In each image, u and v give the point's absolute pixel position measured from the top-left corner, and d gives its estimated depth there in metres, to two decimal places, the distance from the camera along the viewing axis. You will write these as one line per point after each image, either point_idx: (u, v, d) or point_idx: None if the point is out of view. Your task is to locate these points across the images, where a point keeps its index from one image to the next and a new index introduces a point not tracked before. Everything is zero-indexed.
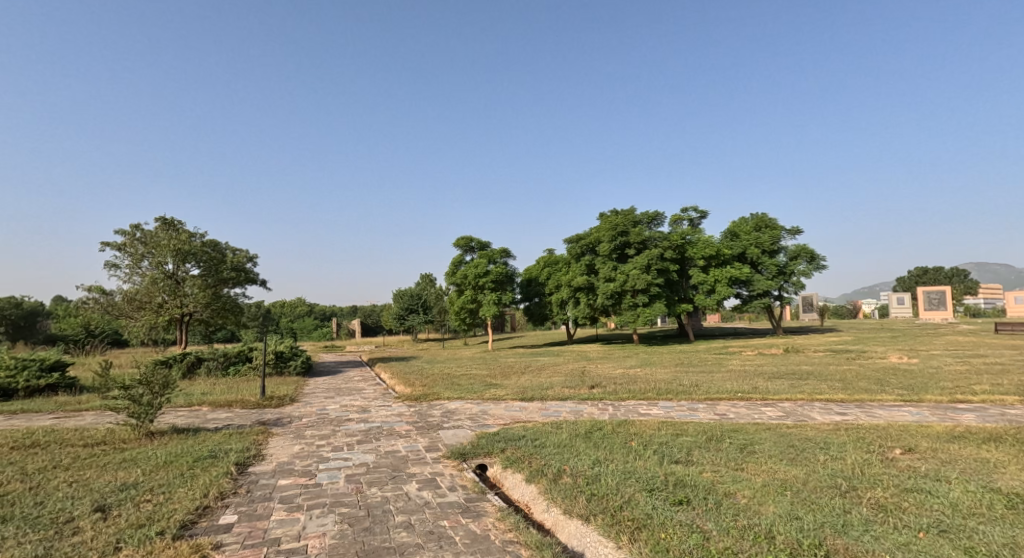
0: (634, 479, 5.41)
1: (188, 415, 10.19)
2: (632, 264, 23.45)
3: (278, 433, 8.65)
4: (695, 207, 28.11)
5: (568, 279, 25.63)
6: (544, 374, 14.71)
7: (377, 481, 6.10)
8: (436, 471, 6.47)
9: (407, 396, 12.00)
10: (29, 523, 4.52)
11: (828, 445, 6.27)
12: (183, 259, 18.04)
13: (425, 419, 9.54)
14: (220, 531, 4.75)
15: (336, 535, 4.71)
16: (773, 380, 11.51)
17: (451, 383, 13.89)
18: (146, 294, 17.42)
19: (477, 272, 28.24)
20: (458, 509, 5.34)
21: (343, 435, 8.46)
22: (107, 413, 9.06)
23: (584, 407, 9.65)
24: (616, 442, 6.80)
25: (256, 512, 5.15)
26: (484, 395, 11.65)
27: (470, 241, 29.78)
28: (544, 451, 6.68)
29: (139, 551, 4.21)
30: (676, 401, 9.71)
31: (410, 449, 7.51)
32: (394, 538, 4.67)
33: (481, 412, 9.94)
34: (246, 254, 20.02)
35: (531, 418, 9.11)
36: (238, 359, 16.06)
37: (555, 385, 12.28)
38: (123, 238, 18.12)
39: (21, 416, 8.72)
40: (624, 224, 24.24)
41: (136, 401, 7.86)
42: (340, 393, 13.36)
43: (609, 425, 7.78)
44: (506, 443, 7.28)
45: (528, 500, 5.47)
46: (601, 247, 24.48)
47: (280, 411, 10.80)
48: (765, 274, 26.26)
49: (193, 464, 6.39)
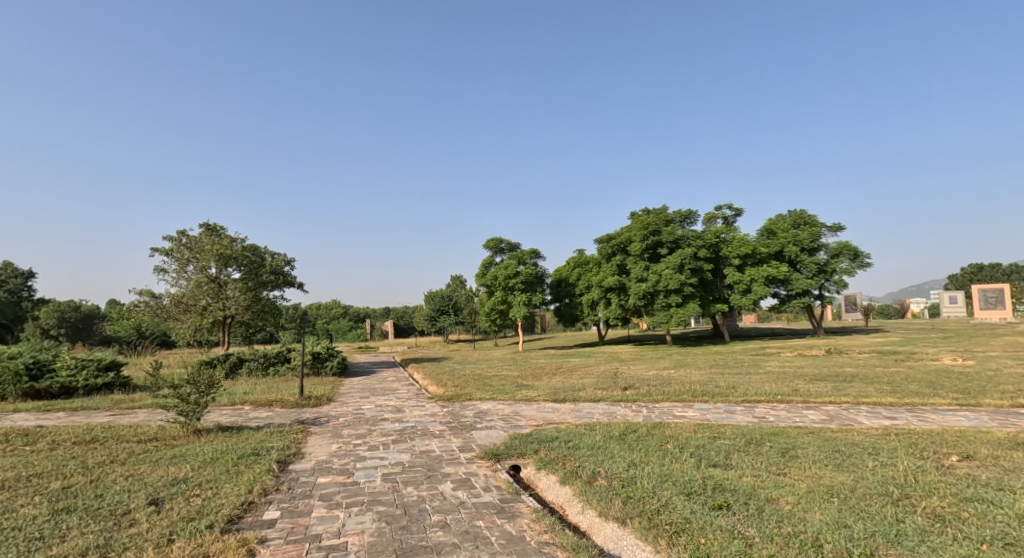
0: (671, 483, 5.32)
1: (232, 414, 10.54)
2: (665, 264, 23.09)
3: (317, 431, 8.85)
4: (729, 205, 27.48)
5: (599, 279, 25.42)
6: (577, 375, 14.61)
7: (413, 480, 6.18)
8: (471, 471, 6.51)
9: (440, 396, 12.12)
10: (91, 515, 4.74)
11: (878, 451, 6.04)
12: (226, 263, 18.66)
13: (458, 420, 9.60)
14: (264, 526, 4.89)
15: (374, 534, 4.78)
16: (815, 382, 11.17)
17: (484, 384, 13.96)
18: (191, 297, 18.13)
19: (508, 273, 28.29)
20: (494, 509, 5.35)
21: (379, 435, 8.59)
22: (158, 411, 9.46)
23: (617, 409, 9.57)
24: (651, 444, 6.72)
25: (298, 509, 5.29)
26: (516, 396, 11.65)
27: (499, 242, 29.93)
28: (578, 453, 6.65)
29: (190, 544, 4.37)
30: (712, 403, 9.53)
31: (445, 448, 7.58)
32: (431, 538, 4.72)
33: (513, 413, 9.95)
34: (284, 257, 20.59)
35: (563, 420, 9.08)
36: (278, 360, 16.55)
37: (587, 386, 12.20)
38: (170, 244, 18.83)
39: (80, 413, 9.17)
40: (656, 224, 23.93)
41: (184, 399, 8.20)
42: (375, 393, 13.60)
43: (644, 427, 7.68)
44: (539, 444, 7.26)
45: (563, 502, 5.44)
46: (632, 246, 24.19)
47: (318, 410, 11.03)
48: (805, 273, 25.47)
49: (237, 461, 6.60)
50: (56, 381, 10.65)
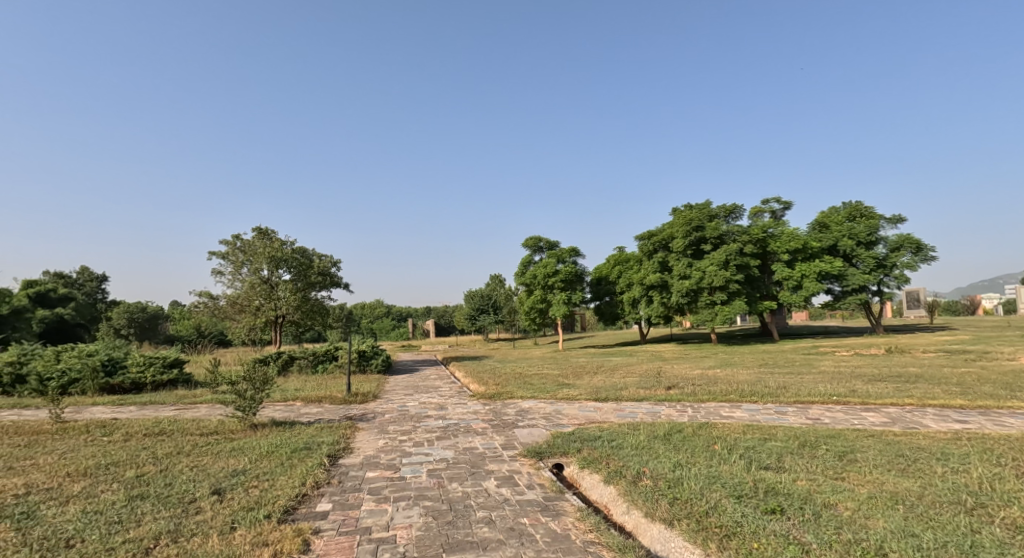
0: (720, 484, 5.23)
1: (285, 409, 10.99)
2: (709, 260, 22.54)
3: (364, 427, 9.11)
4: (777, 198, 26.57)
5: (640, 277, 25.11)
6: (620, 374, 14.51)
7: (457, 477, 6.30)
8: (514, 469, 6.58)
9: (482, 394, 12.25)
10: (162, 501, 5.06)
11: (947, 456, 5.75)
12: (277, 264, 19.40)
13: (501, 418, 9.71)
14: (318, 517, 5.09)
15: (422, 528, 4.91)
16: (874, 383, 10.69)
17: (525, 382, 14.04)
18: (246, 298, 18.94)
19: (547, 272, 28.26)
20: (538, 507, 5.40)
21: (424, 431, 8.77)
22: (218, 406, 9.95)
23: (661, 408, 9.45)
24: (698, 445, 6.60)
25: (349, 502, 5.48)
26: (558, 395, 11.65)
27: (538, 241, 29.99)
28: (621, 453, 6.60)
29: (251, 532, 4.60)
30: (762, 403, 9.29)
31: (488, 446, 7.67)
32: (478, 533, 4.80)
33: (555, 412, 9.95)
34: (331, 259, 21.19)
35: (606, 419, 9.03)
36: (326, 358, 17.06)
37: (629, 385, 12.08)
38: (226, 248, 19.74)
39: (149, 407, 9.76)
40: (699, 219, 23.42)
41: (241, 395, 8.61)
42: (419, 390, 13.88)
43: (690, 427, 7.57)
44: (582, 443, 7.25)
45: (607, 501, 5.43)
46: (675, 243, 23.71)
47: (365, 407, 11.34)
48: (861, 268, 24.36)
49: (291, 455, 6.88)
50: (127, 377, 11.35)
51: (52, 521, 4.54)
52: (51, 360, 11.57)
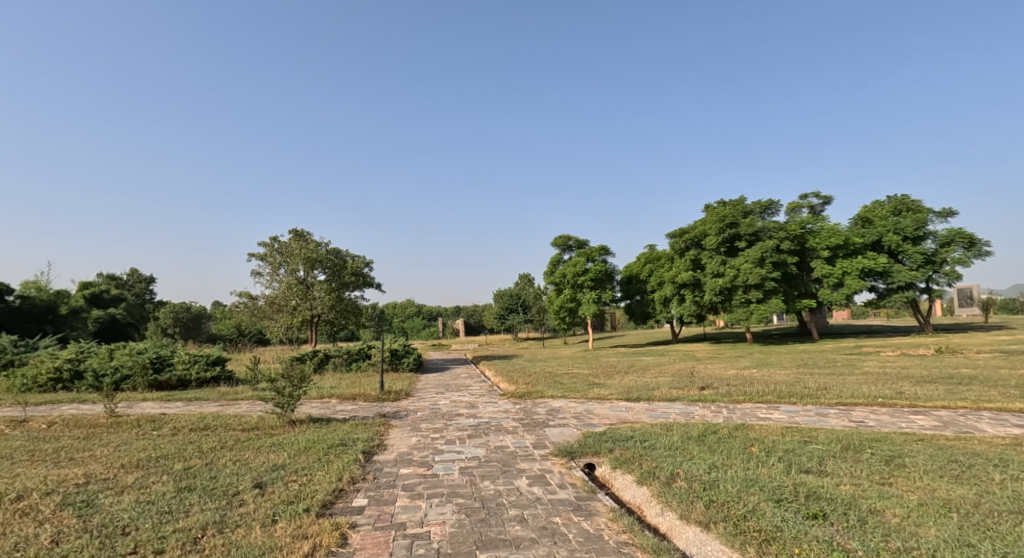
0: (758, 488, 5.12)
1: (321, 406, 11.25)
2: (744, 257, 22.06)
3: (397, 425, 9.26)
4: (816, 193, 25.81)
5: (671, 275, 24.76)
6: (652, 374, 14.34)
7: (489, 475, 6.34)
8: (545, 468, 6.59)
9: (512, 393, 12.28)
10: (208, 493, 5.27)
11: (1004, 463, 5.50)
12: (312, 265, 19.87)
13: (531, 417, 9.72)
14: (355, 512, 5.21)
15: (455, 525, 4.96)
16: (923, 385, 10.28)
17: (555, 381, 14.03)
18: (283, 298, 19.45)
19: (577, 271, 28.14)
20: (570, 507, 5.40)
21: (455, 429, 8.85)
22: (258, 403, 10.27)
23: (695, 409, 9.31)
24: (734, 446, 6.48)
25: (384, 498, 5.58)
26: (588, 394, 11.59)
27: (568, 241, 29.92)
28: (654, 453, 6.54)
29: (292, 525, 4.74)
30: (801, 405, 9.06)
31: (519, 445, 7.70)
32: (510, 531, 4.83)
33: (586, 412, 9.92)
34: (364, 259, 21.57)
35: (638, 419, 8.95)
36: (360, 356, 17.37)
37: (661, 385, 11.94)
38: (264, 249, 20.31)
39: (194, 403, 10.13)
40: (733, 216, 22.96)
41: (281, 392, 8.85)
42: (450, 389, 14.01)
43: (725, 428, 7.44)
44: (614, 443, 7.20)
45: (640, 502, 5.38)
46: (708, 240, 23.28)
47: (398, 405, 11.52)
48: (908, 264, 23.44)
49: (328, 451, 7.05)
50: (174, 374, 11.81)
51: (108, 510, 4.77)
52: (104, 358, 12.13)
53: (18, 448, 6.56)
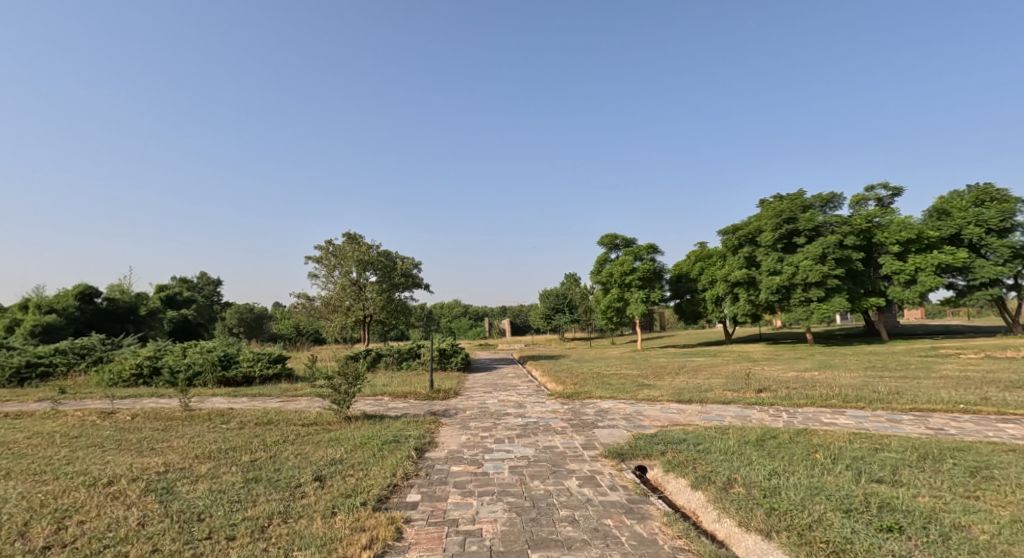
0: (823, 496, 4.90)
1: (374, 404, 11.57)
2: (804, 254, 21.11)
3: (446, 423, 9.39)
4: (885, 183, 24.39)
5: (724, 273, 24.05)
6: (704, 375, 13.91)
7: (539, 475, 6.34)
8: (595, 469, 6.52)
9: (559, 394, 12.22)
10: (274, 484, 5.52)
11: None
12: (365, 267, 20.44)
13: (580, 417, 9.66)
14: (409, 507, 5.33)
15: (506, 523, 4.99)
16: (1010, 391, 9.53)
17: (603, 382, 13.86)
18: (338, 299, 20.11)
19: (625, 271, 27.75)
20: (622, 509, 5.33)
21: (504, 429, 8.89)
22: (317, 399, 10.66)
23: (751, 412, 8.99)
24: (797, 452, 6.22)
25: (436, 494, 5.68)
26: (638, 395, 11.40)
27: (615, 239, 29.56)
28: (709, 457, 6.35)
29: (351, 517, 4.89)
30: (868, 410, 8.59)
31: (568, 445, 7.65)
32: (561, 532, 4.81)
33: (636, 413, 9.77)
34: (413, 261, 21.99)
35: (691, 421, 8.73)
36: (410, 355, 17.73)
37: (715, 386, 11.59)
38: (320, 252, 21.05)
39: (258, 398, 10.63)
40: (791, 210, 22.09)
41: (337, 389, 9.15)
42: (498, 388, 14.10)
43: (786, 433, 7.15)
44: (667, 446, 7.05)
45: (696, 507, 5.25)
46: (764, 236, 22.46)
47: (447, 403, 11.69)
48: (992, 259, 21.78)
49: (382, 447, 7.24)
50: (240, 370, 12.42)
51: (186, 497, 5.07)
52: (179, 355, 12.91)
53: (107, 437, 7.08)
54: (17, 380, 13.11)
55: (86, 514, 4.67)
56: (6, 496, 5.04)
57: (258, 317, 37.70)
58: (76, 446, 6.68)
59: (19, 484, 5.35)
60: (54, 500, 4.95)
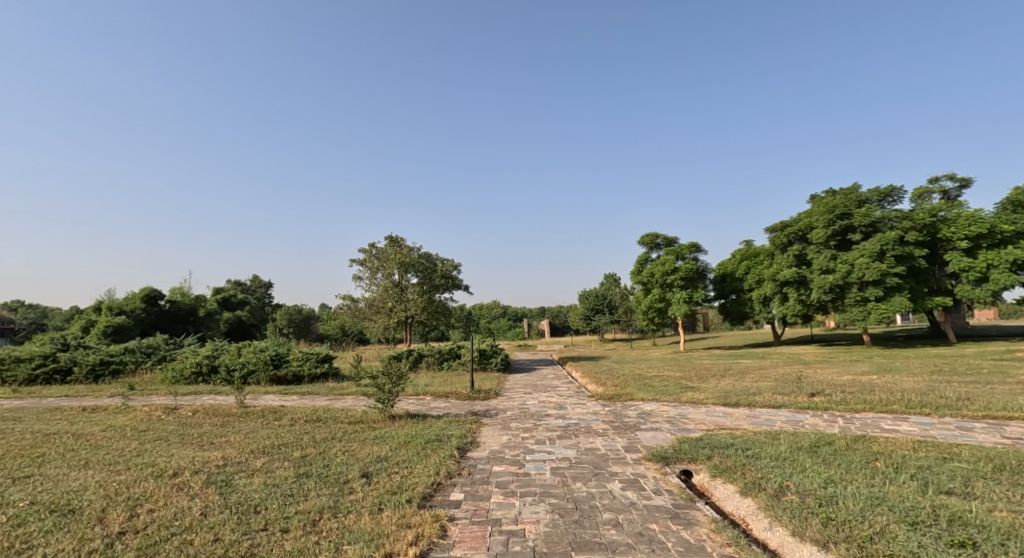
0: (886, 507, 4.68)
1: (416, 403, 11.77)
2: (860, 251, 20.21)
3: (488, 423, 9.45)
4: (951, 174, 23.04)
5: (772, 272, 23.28)
6: (751, 378, 13.50)
7: (581, 476, 6.31)
8: (638, 472, 6.43)
9: (601, 395, 12.11)
10: (324, 479, 5.71)
11: None
12: (406, 269, 20.81)
13: (622, 420, 9.54)
14: (452, 505, 5.40)
15: (549, 524, 4.98)
16: None
17: (645, 384, 13.66)
18: (380, 300, 20.53)
19: (667, 270, 27.27)
20: (668, 514, 5.24)
21: (545, 430, 8.88)
22: (362, 398, 10.91)
23: (803, 417, 8.67)
24: (854, 460, 5.96)
25: (479, 494, 5.73)
26: (681, 398, 11.17)
27: (656, 237, 29.07)
28: (759, 463, 6.16)
29: (397, 514, 4.99)
30: (934, 417, 8.14)
31: (610, 448, 7.57)
32: (605, 535, 4.77)
33: (679, 416, 9.58)
34: (453, 263, 22.22)
35: (738, 426, 8.49)
36: (450, 355, 17.92)
37: (764, 390, 11.23)
38: (364, 255, 21.57)
39: (307, 397, 10.98)
40: (844, 206, 21.26)
41: (381, 388, 9.34)
42: (538, 389, 14.10)
43: (843, 439, 6.86)
44: (713, 450, 6.89)
45: (745, 514, 5.09)
46: (815, 233, 21.66)
47: (487, 403, 11.77)
48: None
49: (425, 445, 7.35)
50: (290, 369, 12.88)
51: (243, 490, 5.29)
52: (234, 354, 13.49)
53: (171, 432, 7.48)
54: (92, 376, 13.98)
55: (155, 503, 4.94)
56: (84, 483, 5.38)
57: (306, 318, 38.94)
58: (144, 439, 7.08)
59: (96, 473, 5.71)
60: (126, 489, 5.25)
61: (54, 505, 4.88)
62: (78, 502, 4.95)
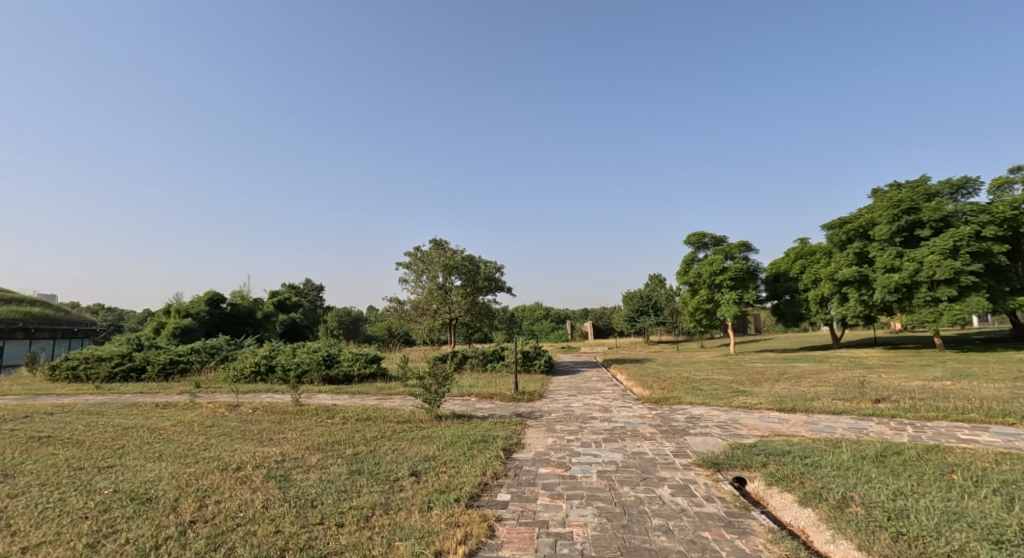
0: (965, 524, 4.36)
1: (462, 404, 11.86)
2: (929, 248, 19.06)
3: (533, 425, 9.41)
4: None
5: (830, 271, 22.25)
6: (808, 382, 12.90)
7: (629, 480, 6.18)
8: (689, 478, 6.24)
9: (647, 398, 11.84)
10: (375, 476, 5.81)
11: None
12: (450, 272, 21.05)
13: (670, 424, 9.30)
14: (499, 506, 5.39)
15: (597, 528, 4.90)
16: None
17: (693, 387, 13.28)
18: (425, 303, 20.84)
19: (715, 271, 26.53)
20: (721, 522, 5.05)
21: (591, 432, 8.77)
22: (410, 398, 11.08)
23: (867, 425, 8.21)
24: (925, 472, 5.60)
25: (525, 495, 5.69)
26: (732, 402, 10.80)
27: (703, 237, 28.37)
28: (819, 472, 5.87)
29: (445, 512, 5.02)
30: (1017, 428, 7.54)
31: (658, 452, 7.39)
32: (655, 541, 4.65)
33: (731, 421, 9.26)
34: (496, 265, 22.32)
35: (795, 432, 8.13)
36: (494, 357, 17.98)
37: (822, 395, 10.71)
38: (409, 258, 21.94)
39: (357, 396, 11.24)
40: (911, 200, 20.11)
41: (428, 389, 9.44)
42: (582, 392, 13.96)
43: (913, 449, 6.45)
44: (768, 457, 6.61)
45: (805, 526, 4.86)
46: (878, 229, 20.58)
47: (532, 405, 11.74)
48: None
49: (472, 446, 7.38)
50: (341, 369, 13.23)
51: (300, 485, 5.45)
52: (289, 354, 13.99)
53: (234, 427, 7.81)
54: (163, 375, 14.73)
55: (220, 495, 5.15)
56: (159, 474, 5.68)
57: (355, 320, 39.92)
58: (210, 434, 7.43)
59: (169, 465, 6.02)
60: (195, 481, 5.50)
61: (133, 493, 5.16)
62: (154, 491, 5.22)
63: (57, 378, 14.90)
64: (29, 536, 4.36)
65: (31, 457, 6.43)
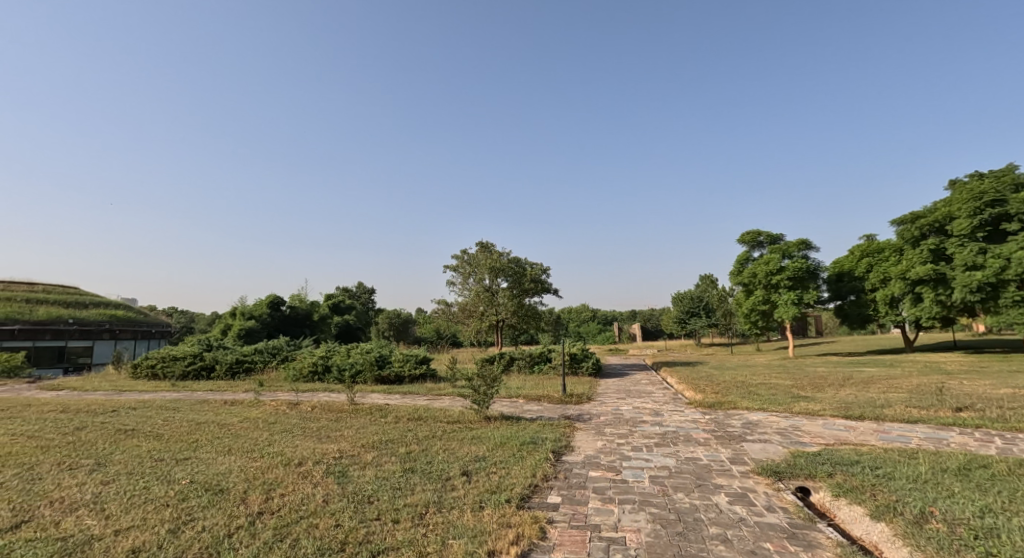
0: None
1: (510, 405, 11.82)
2: (1017, 243, 17.66)
3: (583, 427, 9.27)
4: None
5: (901, 269, 20.92)
6: (878, 388, 12.11)
7: (684, 487, 5.95)
8: (747, 487, 5.95)
9: (700, 403, 11.44)
10: (427, 475, 5.85)
11: None
12: (497, 274, 21.10)
13: (725, 429, 8.94)
14: (550, 508, 5.30)
15: (651, 534, 4.73)
16: None
17: (750, 392, 12.72)
18: (472, 305, 20.97)
19: (772, 270, 25.49)
20: (784, 533, 4.78)
21: (642, 436, 8.54)
22: (459, 399, 11.13)
23: (945, 435, 7.61)
24: (1015, 487, 5.13)
25: (576, 498, 5.59)
26: (793, 408, 10.26)
27: (757, 236, 27.36)
28: (893, 484, 5.47)
29: (496, 513, 4.98)
30: None
31: (714, 458, 7.09)
32: (714, 550, 4.45)
33: (792, 427, 8.80)
34: (542, 266, 22.21)
35: (864, 441, 7.65)
36: (542, 359, 17.85)
37: (893, 402, 10.02)
38: (456, 261, 22.13)
39: (408, 396, 11.41)
40: (995, 191, 18.75)
41: (477, 389, 9.44)
42: (632, 395, 13.64)
43: (1000, 463, 5.92)
44: (835, 467, 6.22)
45: (878, 541, 4.53)
46: (957, 224, 19.23)
47: (581, 408, 11.58)
48: None
49: (521, 447, 7.33)
50: (393, 369, 13.48)
51: (357, 481, 5.54)
52: (344, 355, 14.38)
53: (295, 424, 8.08)
54: (230, 374, 15.46)
55: (284, 488, 5.30)
56: (229, 467, 5.92)
57: (405, 321, 40.70)
58: (273, 430, 7.71)
59: (237, 458, 6.27)
60: (261, 474, 5.70)
61: (207, 484, 5.39)
62: (225, 483, 5.44)
63: (137, 377, 15.88)
64: (119, 520, 4.62)
65: (118, 448, 6.85)
